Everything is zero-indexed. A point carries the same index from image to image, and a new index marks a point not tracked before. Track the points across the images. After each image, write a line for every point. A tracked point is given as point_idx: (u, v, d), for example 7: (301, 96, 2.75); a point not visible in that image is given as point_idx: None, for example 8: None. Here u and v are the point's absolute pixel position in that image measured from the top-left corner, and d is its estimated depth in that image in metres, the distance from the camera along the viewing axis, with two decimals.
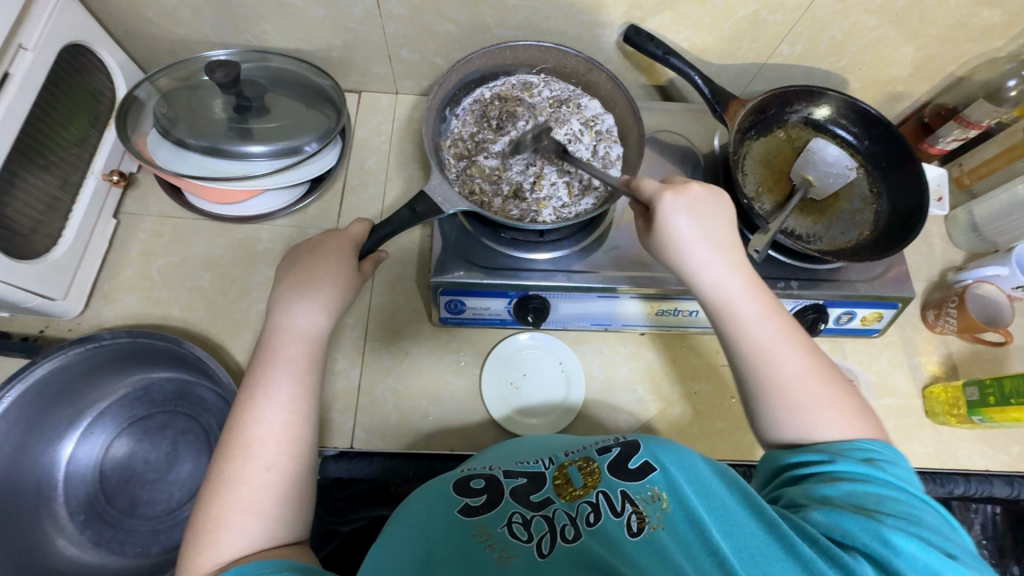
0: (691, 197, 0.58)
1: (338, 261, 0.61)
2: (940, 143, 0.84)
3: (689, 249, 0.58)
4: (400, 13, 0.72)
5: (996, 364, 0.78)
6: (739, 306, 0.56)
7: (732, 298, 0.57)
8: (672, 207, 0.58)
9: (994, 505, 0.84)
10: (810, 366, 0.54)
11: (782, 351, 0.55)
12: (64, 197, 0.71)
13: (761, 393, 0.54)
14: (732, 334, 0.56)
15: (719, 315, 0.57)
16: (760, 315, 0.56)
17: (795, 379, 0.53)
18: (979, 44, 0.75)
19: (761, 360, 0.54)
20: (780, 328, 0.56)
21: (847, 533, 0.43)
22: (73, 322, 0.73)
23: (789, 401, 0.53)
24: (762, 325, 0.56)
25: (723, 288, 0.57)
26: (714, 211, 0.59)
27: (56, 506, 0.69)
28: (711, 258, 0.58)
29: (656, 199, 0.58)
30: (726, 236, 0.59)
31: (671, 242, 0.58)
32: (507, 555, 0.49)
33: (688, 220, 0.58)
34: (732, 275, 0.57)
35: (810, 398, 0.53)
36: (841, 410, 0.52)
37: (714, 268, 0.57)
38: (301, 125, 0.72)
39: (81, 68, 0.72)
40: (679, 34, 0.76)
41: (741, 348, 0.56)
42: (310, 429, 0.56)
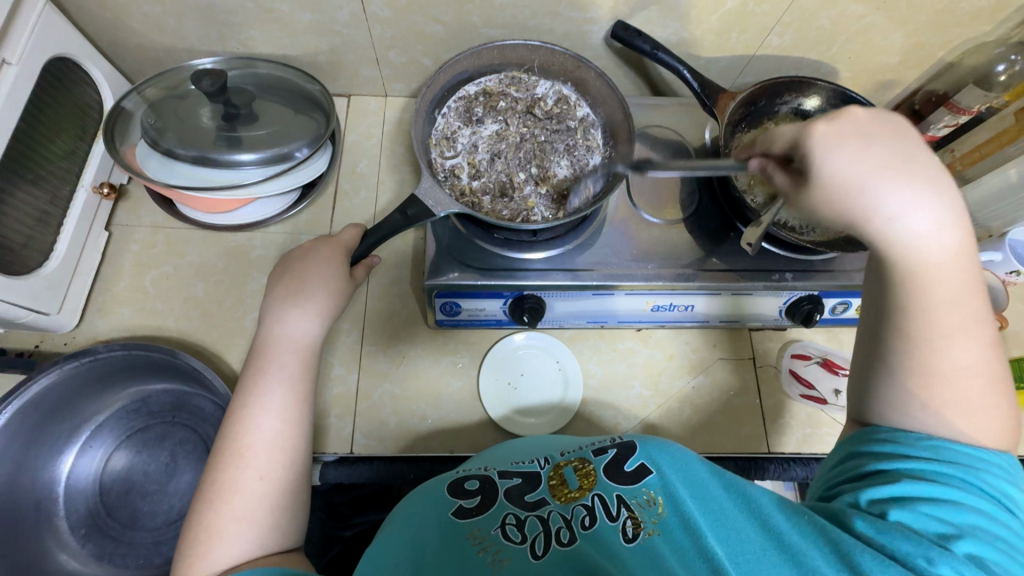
0: (858, 120, 0.44)
1: (329, 268, 0.61)
2: (931, 131, 0.83)
3: (879, 195, 0.43)
4: (386, 15, 0.72)
5: None
6: (935, 283, 0.45)
7: (931, 266, 0.45)
8: (832, 137, 0.44)
9: None
10: (987, 360, 0.47)
11: (961, 337, 0.46)
12: (54, 211, 0.71)
13: (917, 382, 0.47)
14: (907, 312, 0.46)
15: (900, 283, 0.46)
16: (956, 294, 0.45)
17: (961, 373, 0.46)
18: (967, 29, 0.75)
19: (931, 347, 0.46)
20: (971, 307, 0.46)
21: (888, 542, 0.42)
22: (68, 335, 0.73)
23: (951, 402, 0.46)
24: (955, 305, 0.46)
25: (926, 251, 0.44)
26: (897, 146, 0.44)
27: (58, 520, 0.70)
28: (917, 200, 0.43)
29: (801, 136, 0.45)
30: (931, 176, 0.44)
31: (852, 188, 0.43)
32: (500, 558, 0.49)
33: (863, 158, 0.43)
34: (942, 230, 0.44)
35: (975, 396, 0.46)
36: (999, 416, 0.47)
37: (914, 219, 0.43)
38: (291, 131, 0.72)
39: (67, 81, 0.71)
40: (666, 28, 0.75)
41: (910, 331, 0.47)
42: (303, 436, 0.56)
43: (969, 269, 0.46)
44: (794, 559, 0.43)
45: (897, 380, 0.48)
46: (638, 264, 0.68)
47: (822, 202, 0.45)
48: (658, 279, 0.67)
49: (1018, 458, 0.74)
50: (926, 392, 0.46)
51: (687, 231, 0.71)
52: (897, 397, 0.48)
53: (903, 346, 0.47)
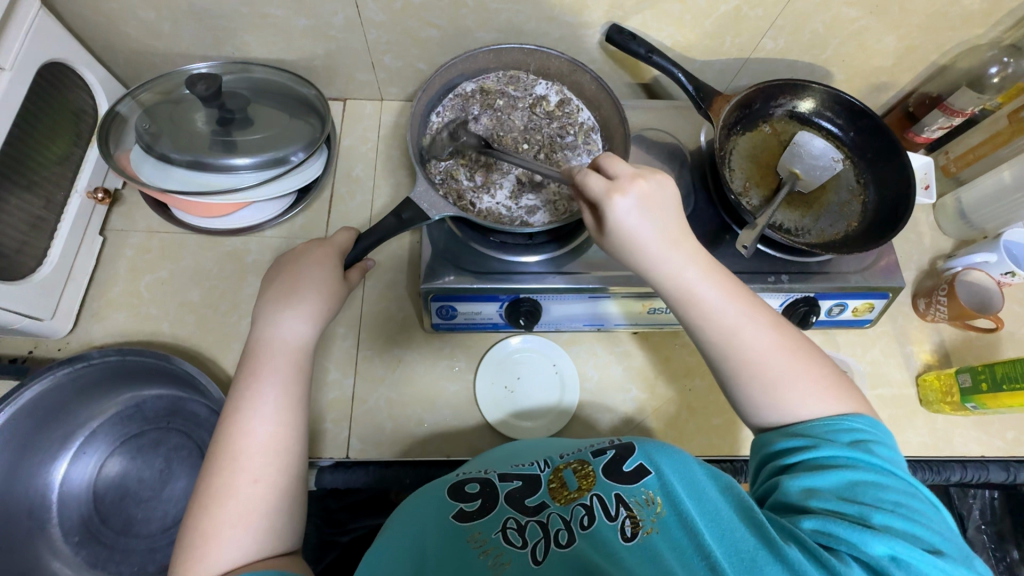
0: (643, 193, 0.53)
1: (323, 271, 0.61)
2: (925, 132, 0.84)
3: (645, 248, 0.54)
4: (381, 20, 0.72)
5: (987, 350, 0.78)
6: (703, 301, 0.54)
7: (689, 283, 0.55)
8: (617, 205, 0.54)
9: (991, 490, 0.85)
10: (778, 340, 0.54)
11: (749, 331, 0.53)
12: (48, 217, 0.71)
13: (736, 377, 0.53)
14: (698, 321, 0.55)
15: (676, 305, 0.56)
16: (720, 301, 0.54)
17: (767, 359, 0.53)
18: (960, 32, 0.75)
19: (729, 346, 0.54)
20: (744, 303, 0.55)
21: (829, 535, 0.44)
22: (62, 341, 0.72)
23: (762, 386, 0.52)
24: (725, 308, 0.54)
25: (681, 278, 0.55)
26: (664, 199, 0.55)
27: (52, 528, 0.69)
28: (663, 249, 0.54)
29: (603, 199, 0.53)
30: (676, 223, 0.55)
31: (632, 246, 0.55)
32: (502, 561, 0.49)
33: (639, 215, 0.54)
34: (687, 264, 0.55)
35: (783, 372, 0.52)
36: (815, 380, 0.52)
37: (666, 262, 0.54)
38: (287, 135, 0.72)
39: (61, 86, 0.71)
40: (661, 32, 0.76)
41: (710, 335, 0.54)
42: (299, 439, 0.56)
43: (721, 279, 0.55)
44: (784, 558, 0.44)
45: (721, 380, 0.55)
46: None
47: (618, 253, 0.56)
48: None
49: (1016, 460, 0.74)
50: (743, 378, 0.53)
51: None
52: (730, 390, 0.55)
53: (710, 348, 0.55)
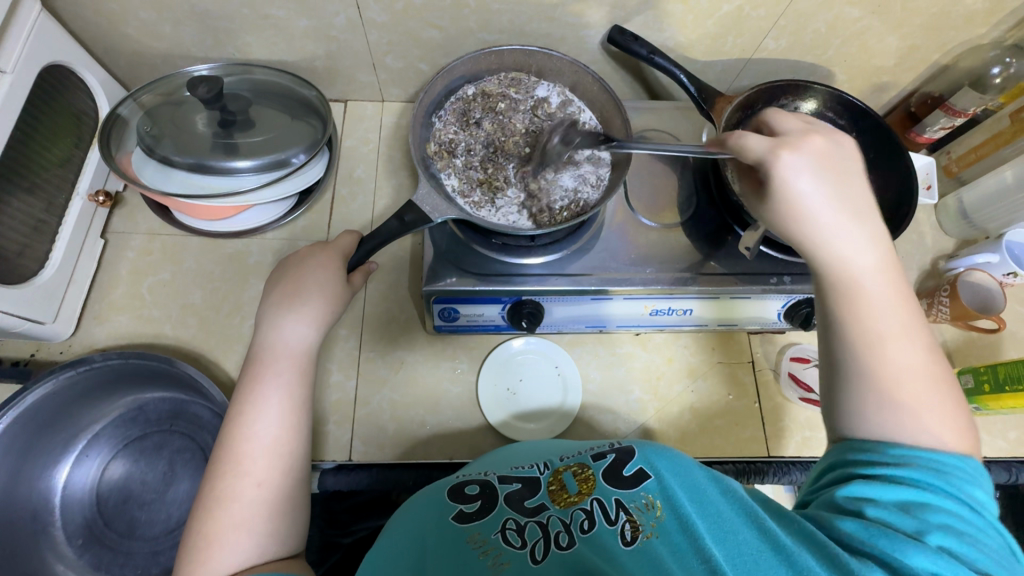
0: (814, 153, 0.52)
1: (326, 274, 0.61)
2: (927, 133, 0.84)
3: (816, 213, 0.52)
4: (382, 21, 0.72)
5: (990, 350, 0.78)
6: (869, 295, 0.51)
7: (859, 276, 0.51)
8: (794, 163, 0.52)
9: (993, 490, 0.85)
10: (924, 365, 0.49)
11: (900, 342, 0.50)
12: (50, 219, 0.71)
13: (863, 375, 0.49)
14: (845, 316, 0.51)
15: (835, 293, 0.52)
16: (888, 301, 0.51)
17: (904, 374, 0.49)
18: (962, 31, 0.75)
19: (873, 348, 0.50)
20: (904, 318, 0.51)
21: (867, 541, 0.42)
22: (64, 344, 0.72)
23: (885, 397, 0.48)
24: (885, 313, 0.51)
25: (851, 266, 0.52)
26: (842, 170, 0.53)
27: (55, 531, 0.69)
28: (839, 221, 0.52)
29: (768, 158, 0.52)
30: (860, 205, 0.53)
31: (793, 209, 0.53)
32: (501, 561, 0.49)
33: (811, 180, 0.52)
34: (868, 248, 0.52)
35: (917, 397, 0.48)
36: (945, 418, 0.48)
37: (839, 236, 0.52)
38: (288, 137, 0.72)
39: (62, 89, 0.71)
40: (663, 32, 0.75)
41: (852, 331, 0.51)
42: (301, 443, 0.56)
43: (897, 284, 0.52)
44: (788, 560, 0.43)
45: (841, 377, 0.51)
46: (637, 267, 0.68)
47: (779, 220, 0.54)
48: (656, 283, 0.67)
49: (1017, 460, 0.74)
50: (868, 376, 0.49)
51: (684, 234, 0.71)
52: (841, 386, 0.51)
53: (844, 343, 0.51)
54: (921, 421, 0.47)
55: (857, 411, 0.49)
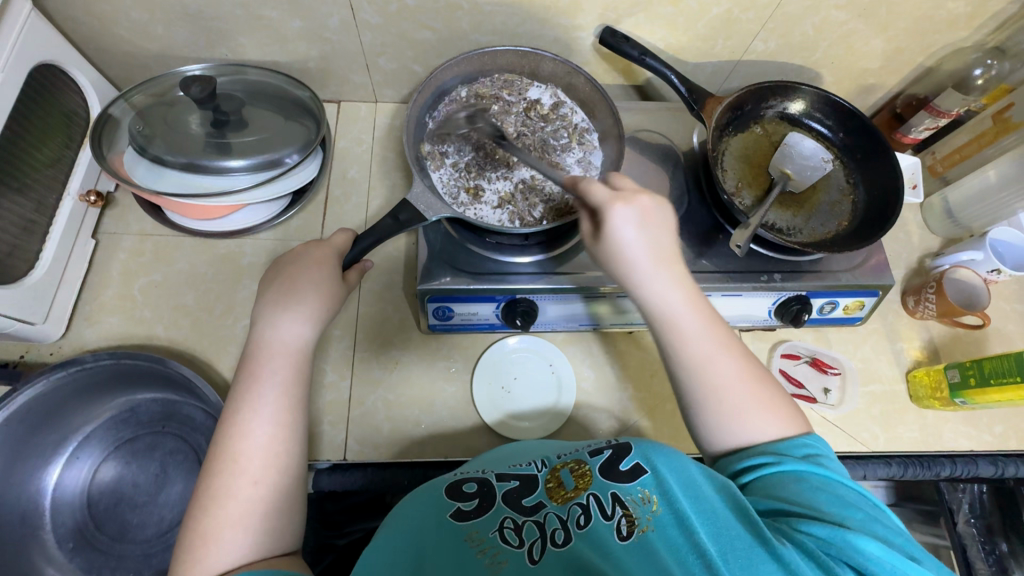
0: (642, 209, 0.57)
1: (321, 273, 0.61)
2: (913, 133, 0.85)
3: (634, 262, 0.57)
4: (376, 22, 0.72)
5: (975, 346, 0.80)
6: (681, 329, 0.56)
7: (674, 314, 0.57)
8: (621, 216, 0.56)
9: (980, 484, 0.87)
10: (749, 376, 0.56)
11: (728, 373, 0.56)
12: (40, 220, 0.70)
13: (701, 401, 0.55)
14: (681, 353, 0.57)
15: (662, 333, 0.58)
16: (700, 333, 0.56)
17: (739, 402, 0.55)
18: (945, 34, 0.77)
19: (709, 381, 0.55)
20: (727, 342, 0.57)
21: (823, 540, 0.45)
22: (54, 345, 0.71)
23: (724, 416, 0.55)
24: (703, 342, 0.56)
25: (676, 310, 0.57)
26: (660, 224, 0.58)
27: (45, 534, 0.68)
28: (652, 270, 0.57)
29: (605, 207, 0.57)
30: (669, 251, 0.58)
31: (628, 259, 0.57)
32: (498, 560, 0.49)
33: (635, 233, 0.57)
34: (670, 291, 0.57)
35: (743, 406, 0.54)
36: (775, 420, 0.55)
37: (653, 284, 0.57)
38: (281, 137, 0.72)
39: (53, 88, 0.70)
40: (653, 34, 0.76)
41: (688, 367, 0.56)
42: (298, 441, 0.56)
43: (705, 316, 0.58)
44: (778, 557, 0.45)
45: (689, 410, 0.57)
46: None
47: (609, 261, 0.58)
48: None
49: (1004, 454, 0.75)
50: (707, 404, 0.55)
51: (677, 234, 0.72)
52: (684, 406, 0.57)
53: (686, 377, 0.56)
54: (750, 425, 0.54)
55: (711, 434, 0.55)
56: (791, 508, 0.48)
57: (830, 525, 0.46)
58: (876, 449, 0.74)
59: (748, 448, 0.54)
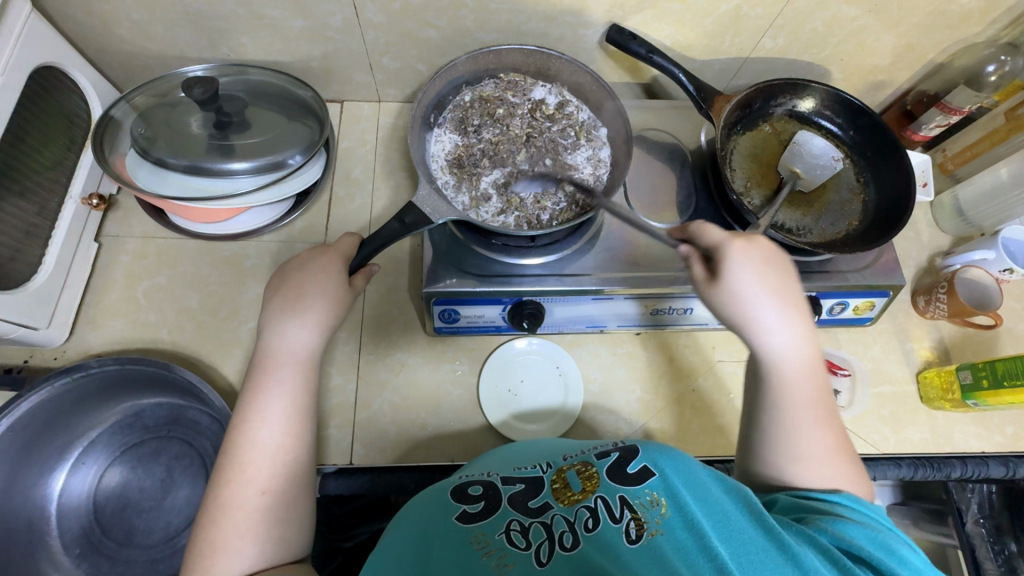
0: (762, 254, 0.57)
1: (326, 278, 0.60)
2: (923, 130, 0.85)
3: (756, 309, 0.56)
4: (380, 21, 0.71)
5: (986, 346, 0.79)
6: (789, 382, 0.56)
7: (786, 359, 0.57)
8: (741, 257, 0.56)
9: (990, 484, 0.86)
10: (835, 445, 0.56)
11: (813, 425, 0.56)
12: (42, 224, 0.70)
13: (786, 458, 0.55)
14: (775, 397, 0.57)
15: (765, 374, 0.58)
16: (808, 390, 0.56)
17: (820, 455, 0.55)
18: (957, 30, 0.76)
19: (795, 427, 0.56)
20: (821, 404, 0.57)
21: (854, 543, 0.46)
22: (58, 350, 0.71)
23: (809, 472, 0.55)
24: (802, 401, 0.56)
25: (779, 354, 0.57)
26: (782, 269, 0.57)
27: (51, 541, 0.68)
28: (780, 319, 0.57)
29: (724, 247, 0.57)
30: (795, 295, 0.57)
31: (735, 300, 0.56)
32: (505, 562, 0.48)
33: (756, 276, 0.56)
34: (798, 343, 0.57)
35: (830, 471, 0.55)
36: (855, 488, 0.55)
37: (780, 334, 0.56)
38: (284, 138, 0.71)
39: (54, 90, 0.70)
40: (661, 32, 0.75)
41: (778, 411, 0.56)
42: (305, 449, 0.55)
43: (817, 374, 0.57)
44: (794, 560, 0.44)
45: (764, 451, 0.57)
46: (638, 268, 0.68)
47: (722, 306, 0.57)
48: (658, 282, 0.67)
49: (1015, 455, 0.74)
50: (787, 447, 0.55)
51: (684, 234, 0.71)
52: (762, 456, 0.57)
53: (772, 419, 0.57)
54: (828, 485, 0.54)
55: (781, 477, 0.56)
56: (828, 515, 0.49)
57: (862, 529, 0.47)
58: (886, 450, 0.73)
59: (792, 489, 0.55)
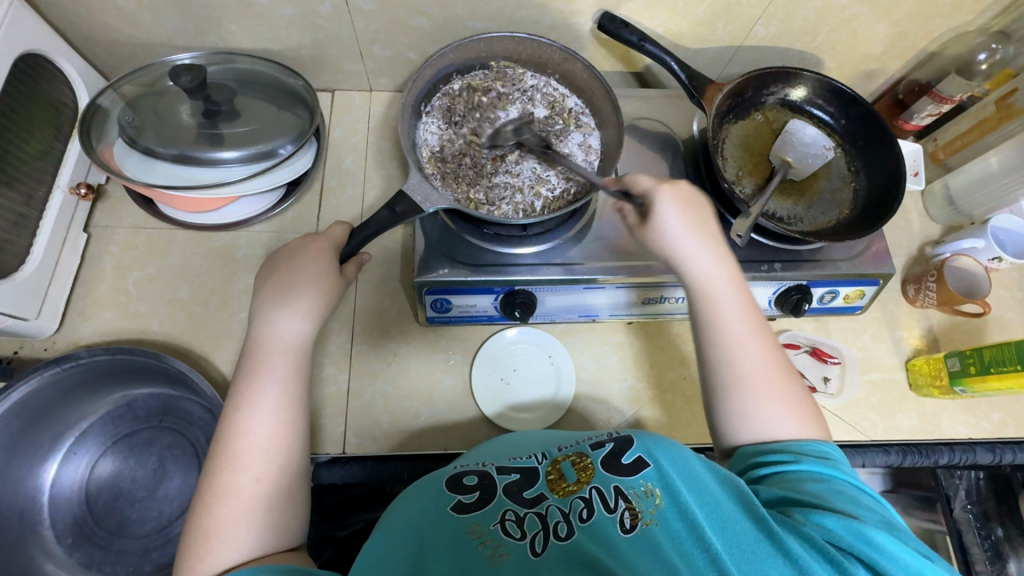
0: (683, 191, 0.62)
1: (318, 266, 0.60)
2: (914, 120, 0.85)
3: (680, 241, 0.60)
4: (370, 8, 0.71)
5: (975, 334, 0.79)
6: (721, 303, 0.59)
7: (715, 284, 0.60)
8: (665, 198, 0.61)
9: (977, 471, 0.86)
10: (770, 361, 0.58)
11: (749, 348, 0.58)
12: (30, 214, 0.69)
13: (725, 384, 0.57)
14: (706, 319, 0.59)
15: (696, 300, 0.60)
16: (738, 310, 0.59)
17: (754, 371, 0.57)
18: (949, 18, 0.76)
19: (727, 352, 0.58)
20: (754, 324, 0.59)
21: (835, 533, 0.45)
22: (48, 341, 0.71)
23: (749, 393, 0.56)
24: (735, 319, 0.59)
25: (707, 280, 0.60)
26: (701, 208, 0.62)
27: (44, 530, 0.68)
28: (700, 248, 0.61)
29: (652, 192, 0.62)
30: (713, 230, 0.62)
31: (664, 237, 0.61)
32: (501, 553, 0.49)
33: (677, 213, 0.61)
34: (718, 266, 0.60)
35: (768, 389, 0.56)
36: (795, 407, 0.56)
37: (702, 261, 0.60)
38: (275, 127, 0.70)
39: (40, 79, 0.69)
40: (653, 20, 0.75)
41: (713, 333, 0.59)
42: (299, 436, 0.55)
43: (744, 296, 0.60)
44: (786, 552, 0.45)
45: (707, 377, 0.59)
46: (629, 256, 0.68)
47: (656, 239, 0.61)
48: (650, 271, 0.67)
49: (1003, 441, 0.75)
50: (725, 369, 0.57)
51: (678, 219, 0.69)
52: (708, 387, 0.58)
53: (707, 345, 0.59)
54: (765, 407, 0.55)
55: (725, 410, 0.57)
56: (807, 501, 0.49)
57: (843, 517, 0.46)
58: (875, 437, 0.74)
59: (773, 443, 0.54)
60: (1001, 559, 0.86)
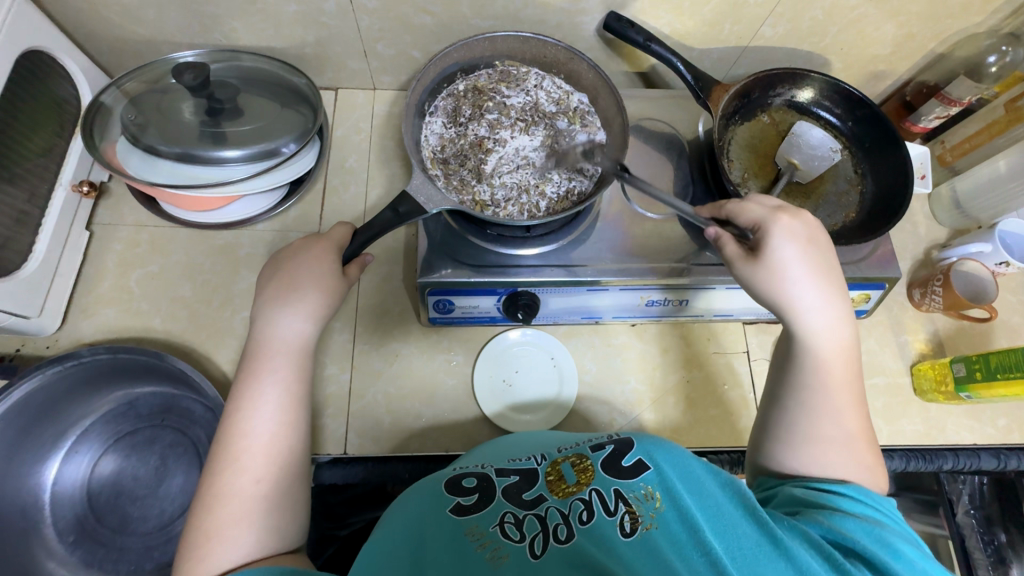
0: (810, 231, 0.56)
1: (321, 267, 0.60)
2: (922, 122, 0.84)
3: (802, 282, 0.55)
4: (374, 7, 0.70)
5: (981, 338, 0.79)
6: (826, 360, 0.55)
7: (826, 340, 0.55)
8: (785, 233, 0.55)
9: (981, 476, 0.85)
10: (860, 432, 0.54)
11: (845, 412, 0.54)
12: (32, 211, 0.69)
13: (810, 440, 0.53)
14: (807, 372, 0.55)
15: (800, 348, 0.56)
16: (842, 371, 0.55)
17: (843, 440, 0.53)
18: (958, 20, 0.75)
19: (825, 408, 0.54)
20: (854, 391, 0.55)
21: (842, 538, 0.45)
22: (50, 338, 0.71)
23: (821, 456, 0.53)
24: (838, 382, 0.55)
25: (822, 333, 0.55)
26: (826, 249, 0.56)
27: (45, 529, 0.68)
28: (824, 298, 0.55)
29: (767, 225, 0.56)
30: (835, 274, 0.56)
31: (780, 276, 0.55)
32: (499, 555, 0.49)
33: (799, 254, 0.55)
34: (839, 323, 0.55)
35: (851, 460, 0.53)
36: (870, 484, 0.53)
37: (824, 312, 0.55)
38: (277, 125, 0.70)
39: (43, 76, 0.69)
40: (659, 19, 0.74)
41: (808, 386, 0.55)
42: (300, 437, 0.55)
43: (851, 358, 0.56)
44: (788, 557, 0.44)
45: (788, 426, 0.55)
46: (632, 258, 0.68)
47: (765, 275, 0.55)
48: (653, 274, 0.67)
49: (1007, 447, 0.75)
50: (815, 428, 0.54)
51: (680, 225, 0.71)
52: (785, 436, 0.55)
53: (801, 395, 0.55)
54: (838, 474, 0.52)
55: (795, 455, 0.54)
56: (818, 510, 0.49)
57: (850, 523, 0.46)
58: (879, 442, 0.74)
59: (812, 479, 0.52)
60: (1004, 564, 0.85)
